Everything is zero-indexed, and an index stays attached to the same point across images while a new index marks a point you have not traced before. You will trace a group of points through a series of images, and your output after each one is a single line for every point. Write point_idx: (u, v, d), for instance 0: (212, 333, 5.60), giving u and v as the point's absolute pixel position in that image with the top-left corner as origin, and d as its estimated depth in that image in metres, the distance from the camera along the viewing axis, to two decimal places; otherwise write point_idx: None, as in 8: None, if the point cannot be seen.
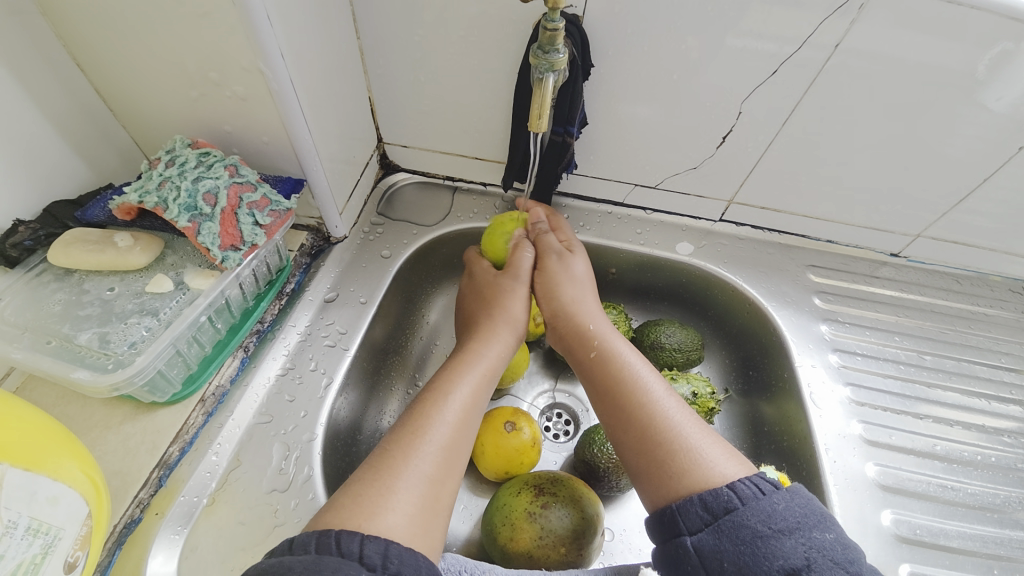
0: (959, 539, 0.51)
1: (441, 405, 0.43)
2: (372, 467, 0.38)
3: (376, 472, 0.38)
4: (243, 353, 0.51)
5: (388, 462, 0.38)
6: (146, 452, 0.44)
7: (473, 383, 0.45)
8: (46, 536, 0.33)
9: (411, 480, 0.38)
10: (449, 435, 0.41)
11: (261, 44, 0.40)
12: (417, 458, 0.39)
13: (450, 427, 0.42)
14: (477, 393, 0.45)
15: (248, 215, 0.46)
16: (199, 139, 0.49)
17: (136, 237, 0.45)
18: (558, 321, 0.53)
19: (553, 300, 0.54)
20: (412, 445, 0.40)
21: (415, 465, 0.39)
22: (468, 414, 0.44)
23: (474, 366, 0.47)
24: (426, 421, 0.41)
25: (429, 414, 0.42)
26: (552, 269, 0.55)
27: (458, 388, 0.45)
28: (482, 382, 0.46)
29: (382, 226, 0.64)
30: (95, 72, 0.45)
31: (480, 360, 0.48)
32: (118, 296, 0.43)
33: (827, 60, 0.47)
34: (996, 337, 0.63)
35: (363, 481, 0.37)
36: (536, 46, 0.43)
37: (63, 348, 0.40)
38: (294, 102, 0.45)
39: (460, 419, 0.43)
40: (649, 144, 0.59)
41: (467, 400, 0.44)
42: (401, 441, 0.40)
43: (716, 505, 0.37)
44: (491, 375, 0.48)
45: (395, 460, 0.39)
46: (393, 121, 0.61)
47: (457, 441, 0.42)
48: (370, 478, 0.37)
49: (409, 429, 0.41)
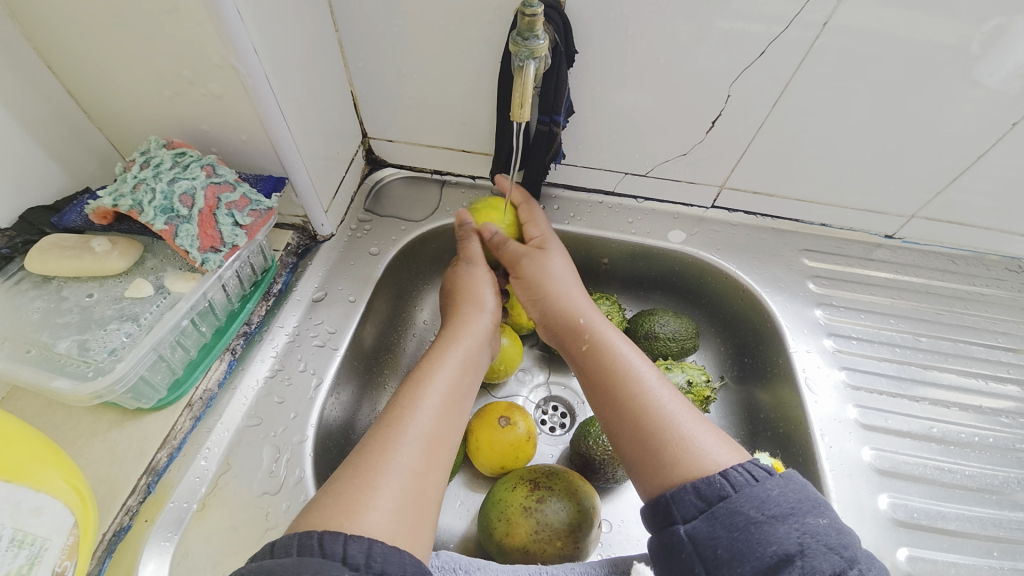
0: (957, 521, 0.51)
1: (417, 398, 0.42)
2: (354, 464, 0.38)
3: (356, 469, 0.37)
4: (230, 356, 0.50)
5: (368, 458, 0.38)
6: (133, 458, 0.43)
7: (449, 372, 0.45)
8: (31, 547, 0.33)
9: (392, 475, 0.37)
10: (428, 426, 0.41)
11: (232, 39, 0.39)
12: (396, 451, 0.38)
13: (430, 418, 0.41)
14: (457, 384, 0.45)
15: (227, 216, 0.45)
16: (175, 140, 0.48)
17: (114, 241, 0.44)
18: (549, 320, 0.53)
19: (539, 300, 0.53)
20: (390, 439, 0.39)
21: (395, 459, 0.38)
22: (448, 406, 0.43)
23: (451, 357, 0.46)
24: (407, 414, 0.41)
25: (406, 407, 0.41)
26: (528, 275, 0.53)
27: (437, 379, 0.44)
28: (464, 373, 0.46)
29: (369, 223, 0.63)
30: (65, 72, 0.44)
31: (460, 353, 0.47)
32: (97, 302, 0.43)
33: (815, 40, 0.46)
34: (993, 317, 0.62)
35: (343, 480, 0.37)
36: (515, 33, 0.42)
37: (43, 357, 0.39)
38: (270, 98, 0.44)
39: (439, 409, 0.42)
40: (637, 131, 0.58)
41: (446, 391, 0.44)
42: (379, 437, 0.39)
43: (710, 493, 0.37)
44: (472, 364, 0.48)
45: (374, 455, 0.38)
46: (378, 115, 0.60)
47: (439, 432, 0.41)
48: (351, 475, 0.37)
49: (389, 422, 0.40)
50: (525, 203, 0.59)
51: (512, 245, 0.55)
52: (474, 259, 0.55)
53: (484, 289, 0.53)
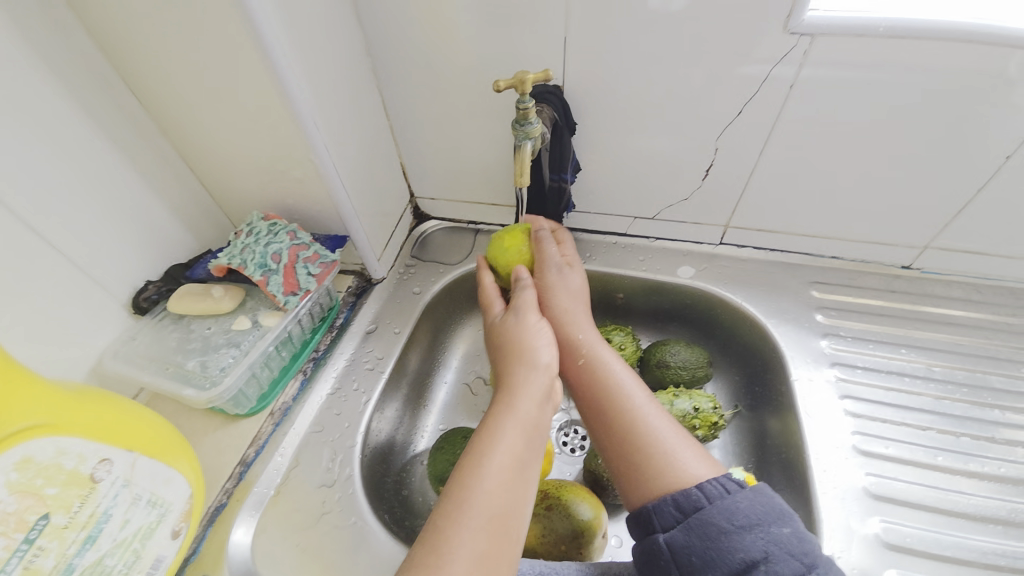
0: (952, 548, 0.50)
1: (480, 473, 0.42)
2: (425, 539, 0.40)
3: (428, 542, 0.39)
4: (303, 375, 0.63)
5: (438, 535, 0.39)
6: (231, 451, 0.56)
7: (512, 441, 0.45)
8: (161, 508, 0.46)
9: (463, 553, 0.38)
10: (495, 505, 0.41)
11: (310, 142, 0.53)
12: (463, 532, 0.39)
13: (493, 497, 0.41)
14: (518, 451, 0.44)
15: (303, 268, 0.59)
16: (270, 213, 0.64)
17: (226, 288, 0.60)
18: (549, 328, 0.58)
19: (548, 310, 0.58)
20: (459, 517, 0.40)
21: (463, 540, 0.39)
22: (513, 475, 0.43)
23: (509, 428, 0.45)
24: (470, 494, 0.41)
25: (470, 485, 0.42)
26: (549, 281, 0.59)
27: (495, 452, 0.44)
28: (526, 441, 0.45)
29: (415, 267, 0.76)
30: (200, 166, 0.62)
31: (519, 416, 0.46)
32: (214, 332, 0.58)
33: (787, 97, 0.54)
34: (1022, 348, 0.61)
35: (418, 554, 0.39)
36: (514, 121, 0.53)
37: (177, 372, 0.54)
38: (336, 180, 0.58)
39: (503, 485, 0.42)
40: (640, 179, 0.66)
41: (508, 463, 0.43)
42: (447, 514, 0.41)
43: (686, 505, 0.43)
44: (533, 428, 0.47)
45: (444, 533, 0.39)
46: (424, 180, 0.74)
47: (504, 510, 0.41)
48: (425, 551, 0.39)
49: (453, 501, 0.41)
50: (557, 229, 0.66)
51: (549, 249, 0.60)
52: (524, 308, 0.55)
53: (533, 338, 0.52)
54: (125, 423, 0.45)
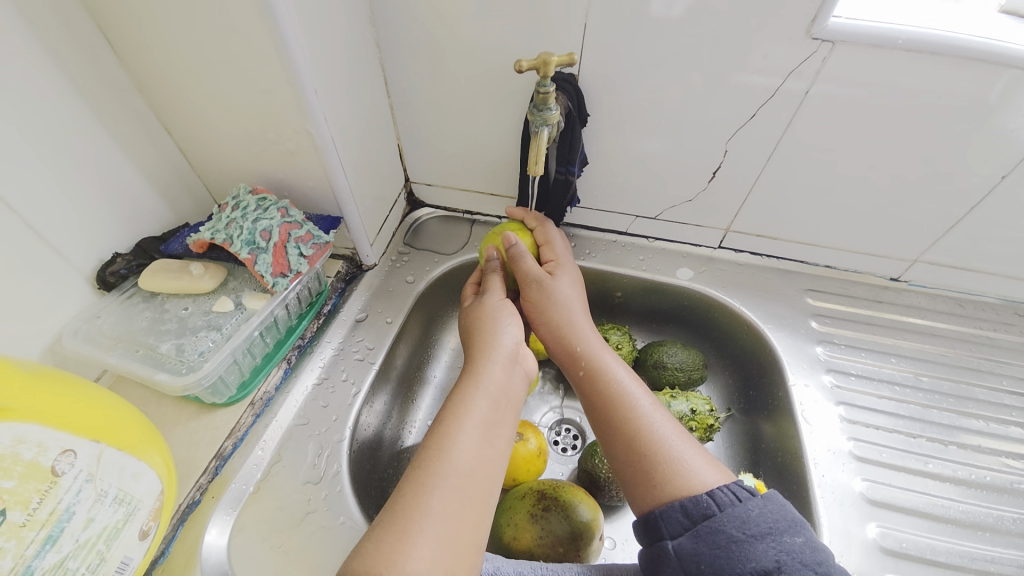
0: (947, 555, 0.51)
1: (449, 438, 0.42)
2: (392, 507, 0.39)
3: (395, 510, 0.39)
4: (286, 364, 0.59)
5: (404, 501, 0.39)
6: (206, 444, 0.52)
7: (481, 409, 0.45)
8: (128, 505, 0.41)
9: (429, 519, 0.38)
10: (463, 470, 0.41)
11: (308, 111, 0.49)
12: (429, 496, 0.39)
13: (461, 461, 0.41)
14: (489, 420, 0.45)
15: (295, 248, 0.54)
16: (257, 186, 0.59)
17: (206, 266, 0.54)
18: (549, 340, 0.56)
19: (545, 323, 0.56)
20: (424, 482, 0.40)
21: (429, 504, 0.39)
22: (484, 442, 0.43)
23: (478, 397, 0.45)
24: (437, 459, 0.41)
25: (438, 450, 0.42)
26: (536, 298, 0.56)
27: (464, 421, 0.44)
28: (493, 408, 0.45)
29: (408, 255, 0.72)
30: (178, 131, 0.56)
31: (491, 385, 0.47)
32: (192, 313, 0.53)
33: (800, 103, 0.53)
34: (1000, 361, 0.64)
35: (383, 524, 0.38)
36: (532, 106, 0.50)
37: (149, 355, 0.49)
38: (334, 155, 0.54)
39: (473, 453, 0.42)
40: (646, 178, 0.65)
41: (477, 431, 0.43)
42: (414, 481, 0.40)
43: (695, 512, 0.42)
44: (502, 397, 0.47)
45: (410, 498, 0.39)
46: (421, 164, 0.71)
47: (473, 475, 0.41)
48: (389, 519, 0.38)
49: (421, 465, 0.41)
50: (540, 226, 0.63)
51: (526, 263, 0.57)
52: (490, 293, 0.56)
53: (498, 319, 0.52)
54: (86, 411, 0.41)
